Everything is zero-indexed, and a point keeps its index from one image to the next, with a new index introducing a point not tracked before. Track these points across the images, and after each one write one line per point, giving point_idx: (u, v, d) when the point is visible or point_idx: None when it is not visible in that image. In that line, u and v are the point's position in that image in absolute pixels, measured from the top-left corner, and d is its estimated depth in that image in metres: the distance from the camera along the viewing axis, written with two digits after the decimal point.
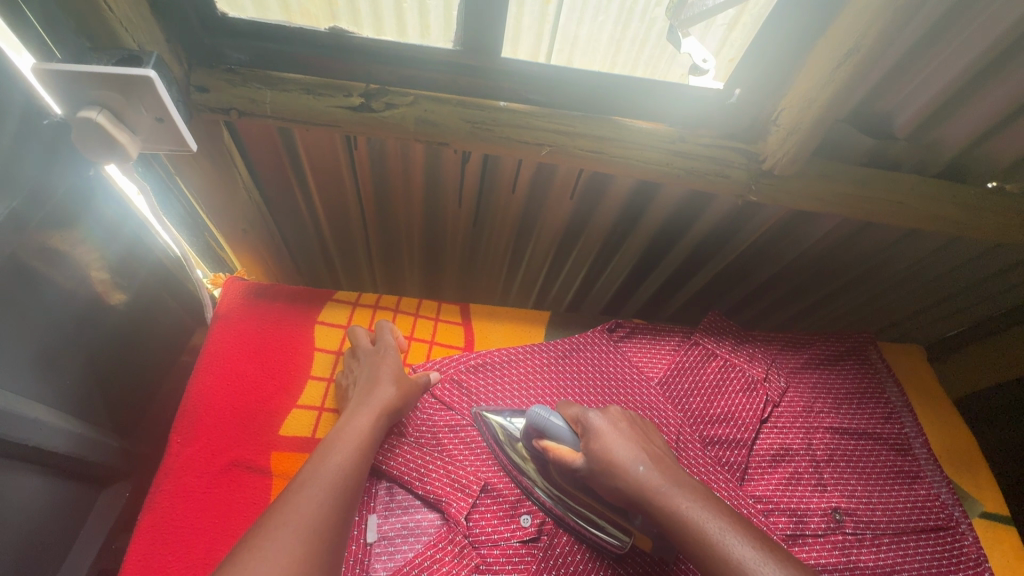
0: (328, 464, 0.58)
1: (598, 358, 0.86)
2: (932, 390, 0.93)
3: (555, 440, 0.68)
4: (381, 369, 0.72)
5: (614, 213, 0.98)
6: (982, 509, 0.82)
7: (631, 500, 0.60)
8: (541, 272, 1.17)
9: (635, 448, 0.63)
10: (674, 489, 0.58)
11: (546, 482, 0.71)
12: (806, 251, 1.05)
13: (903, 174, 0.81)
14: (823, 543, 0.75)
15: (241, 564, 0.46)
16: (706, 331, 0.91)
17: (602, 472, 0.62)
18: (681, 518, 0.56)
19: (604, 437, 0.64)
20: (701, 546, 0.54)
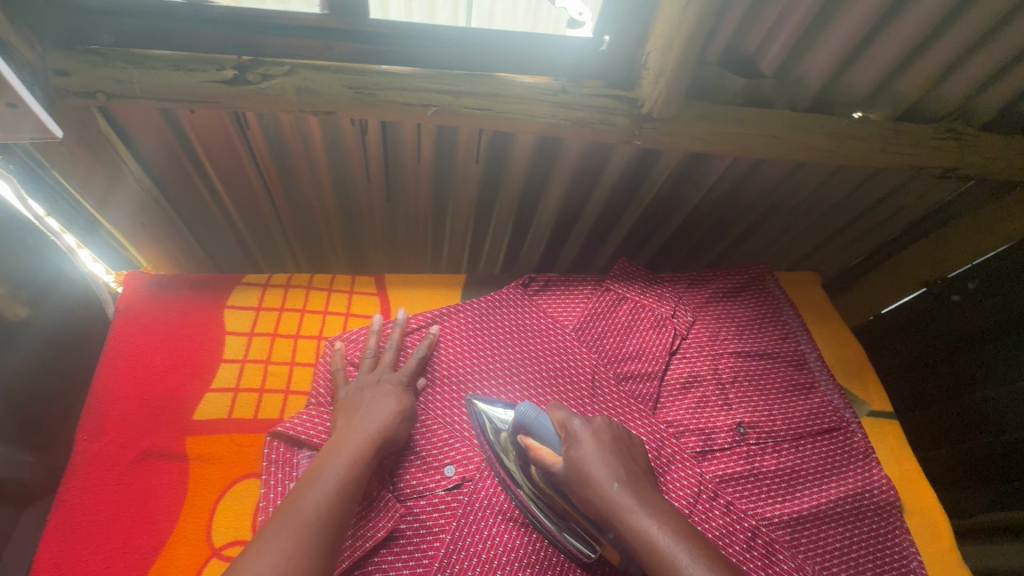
0: (319, 482, 0.58)
1: (515, 312, 0.88)
2: (827, 311, 1.01)
3: (537, 440, 0.67)
4: (386, 394, 0.71)
5: (523, 173, 1.00)
6: (870, 408, 0.90)
7: (600, 513, 0.61)
8: (466, 240, 1.19)
9: (612, 461, 0.63)
10: (643, 511, 0.59)
11: (531, 487, 0.71)
12: (709, 194, 1.11)
13: (776, 110, 0.88)
14: (729, 454, 0.81)
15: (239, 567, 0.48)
16: (616, 278, 0.95)
17: (574, 480, 0.63)
18: (648, 540, 0.57)
19: (584, 445, 0.64)
20: (667, 571, 0.55)
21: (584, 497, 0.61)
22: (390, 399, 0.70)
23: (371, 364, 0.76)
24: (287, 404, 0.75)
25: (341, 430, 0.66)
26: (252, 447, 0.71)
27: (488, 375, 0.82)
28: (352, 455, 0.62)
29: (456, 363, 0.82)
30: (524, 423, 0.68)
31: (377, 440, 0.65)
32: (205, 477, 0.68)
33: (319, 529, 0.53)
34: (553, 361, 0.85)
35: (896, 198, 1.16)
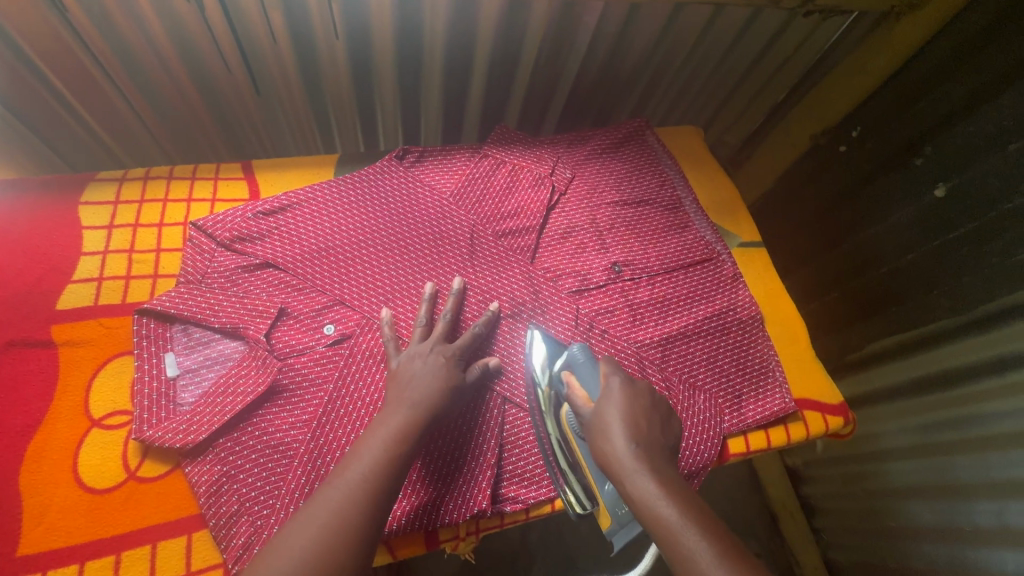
0: (361, 457, 0.60)
1: (390, 182, 0.88)
2: (705, 158, 1.05)
3: (577, 383, 0.74)
4: (436, 369, 0.70)
5: (393, 45, 0.98)
6: (739, 240, 0.97)
7: (612, 473, 0.63)
8: (357, 134, 1.18)
9: (634, 425, 0.66)
10: (646, 475, 0.60)
11: (557, 435, 0.76)
12: (590, 55, 1.11)
13: None
14: (605, 290, 0.86)
15: (281, 534, 0.53)
16: (494, 144, 0.96)
17: (596, 433, 0.67)
18: (650, 506, 0.58)
19: (613, 404, 0.68)
20: (661, 535, 0.56)
21: (601, 449, 0.65)
22: (438, 375, 0.69)
23: (423, 334, 0.75)
24: (156, 286, 0.75)
25: (388, 404, 0.66)
26: (121, 328, 0.71)
27: (367, 240, 0.83)
28: (391, 430, 0.62)
29: (331, 231, 0.82)
30: (574, 368, 0.76)
31: (418, 418, 0.64)
32: (75, 359, 0.69)
33: (359, 507, 0.55)
34: (432, 225, 0.86)
35: (783, 39, 1.22)
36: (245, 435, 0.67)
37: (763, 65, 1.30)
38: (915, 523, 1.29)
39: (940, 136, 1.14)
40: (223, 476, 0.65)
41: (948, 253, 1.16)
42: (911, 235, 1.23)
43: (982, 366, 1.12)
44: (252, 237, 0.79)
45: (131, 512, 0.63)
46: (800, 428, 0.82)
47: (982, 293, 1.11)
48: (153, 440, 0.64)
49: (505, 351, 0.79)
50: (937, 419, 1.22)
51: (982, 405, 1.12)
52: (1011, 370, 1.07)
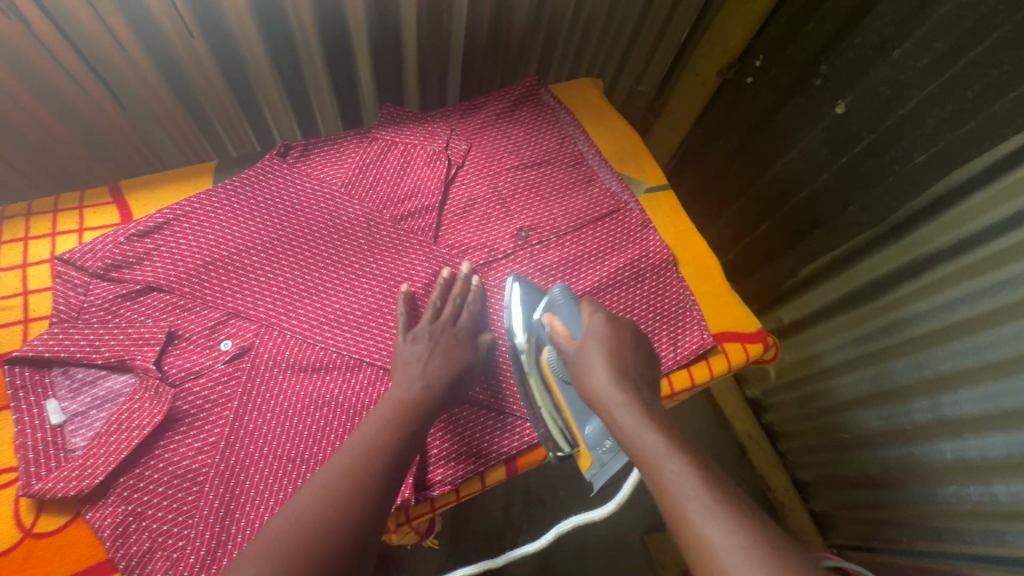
0: (365, 435, 0.63)
1: (274, 179, 0.84)
2: (603, 108, 1.03)
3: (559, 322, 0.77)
4: (442, 350, 0.73)
5: (258, 36, 0.93)
6: (645, 186, 0.96)
7: (595, 404, 0.67)
8: (249, 137, 1.12)
9: (616, 364, 0.69)
10: (625, 408, 0.64)
11: (536, 375, 0.78)
12: (476, 20, 1.08)
13: None
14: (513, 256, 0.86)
15: (292, 502, 0.57)
16: (382, 126, 0.93)
17: (578, 375, 0.71)
18: (633, 435, 0.61)
19: (595, 341, 0.71)
20: (643, 462, 0.59)
21: (585, 386, 0.69)
22: (442, 356, 0.72)
23: (434, 315, 0.77)
24: (29, 331, 0.70)
25: (395, 383, 0.69)
26: None
27: (256, 242, 0.79)
28: (386, 417, 0.65)
29: (216, 241, 0.78)
30: (555, 310, 0.79)
31: (430, 394, 0.68)
32: None
33: (366, 478, 0.59)
34: (326, 219, 0.83)
35: None
36: (149, 469, 0.64)
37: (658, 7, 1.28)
38: (865, 430, 1.34)
39: (833, 54, 1.15)
40: (128, 516, 0.62)
41: (856, 168, 1.19)
42: (822, 155, 1.25)
43: (902, 272, 1.15)
44: (129, 262, 0.74)
45: (31, 571, 0.59)
46: (722, 361, 0.83)
47: (892, 201, 1.14)
48: (43, 493, 0.60)
49: None
50: (870, 330, 1.26)
51: (906, 308, 1.16)
52: (926, 270, 1.11)
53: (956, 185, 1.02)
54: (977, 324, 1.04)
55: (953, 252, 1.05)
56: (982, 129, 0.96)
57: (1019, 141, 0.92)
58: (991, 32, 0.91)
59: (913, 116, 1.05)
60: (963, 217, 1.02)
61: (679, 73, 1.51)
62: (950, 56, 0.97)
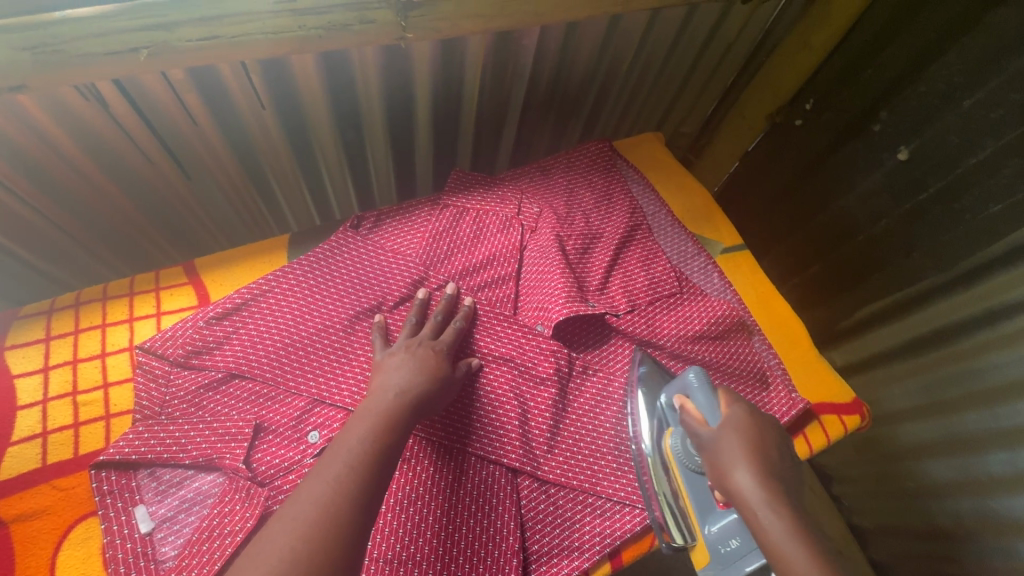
0: (349, 444, 0.57)
1: (349, 253, 0.82)
2: (671, 165, 1.02)
3: (693, 403, 0.67)
4: (421, 359, 0.69)
5: (327, 104, 0.92)
6: (721, 247, 0.94)
7: (714, 469, 0.58)
8: (304, 199, 1.10)
9: (754, 446, 0.57)
10: (731, 452, 0.57)
11: (659, 457, 0.73)
12: (538, 78, 1.07)
13: None
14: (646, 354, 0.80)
15: (268, 528, 0.50)
16: (452, 193, 0.92)
17: (711, 462, 0.59)
18: (755, 512, 0.52)
19: (733, 423, 0.59)
20: (747, 513, 0.53)
21: (697, 436, 0.62)
22: (423, 366, 0.68)
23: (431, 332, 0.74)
24: (111, 429, 0.67)
25: (371, 393, 0.65)
26: (79, 487, 0.63)
27: (335, 320, 0.76)
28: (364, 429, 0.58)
29: (295, 322, 0.75)
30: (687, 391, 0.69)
31: (404, 404, 0.63)
32: (31, 535, 0.60)
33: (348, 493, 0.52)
34: (403, 290, 0.80)
35: (723, 30, 1.19)
36: None
37: (711, 57, 1.27)
38: (934, 481, 1.28)
39: (895, 101, 1.13)
40: None
41: (922, 214, 1.16)
42: (882, 200, 1.22)
43: (975, 320, 1.12)
44: (209, 347, 0.71)
45: None
46: (819, 434, 0.79)
47: (962, 249, 1.12)
48: None
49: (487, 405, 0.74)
50: (939, 377, 1.22)
51: (981, 358, 1.12)
52: (1003, 319, 1.07)
53: None
54: None
55: None
56: None
57: None
58: None
59: (987, 165, 1.03)
60: None
61: (723, 117, 1.50)
62: None
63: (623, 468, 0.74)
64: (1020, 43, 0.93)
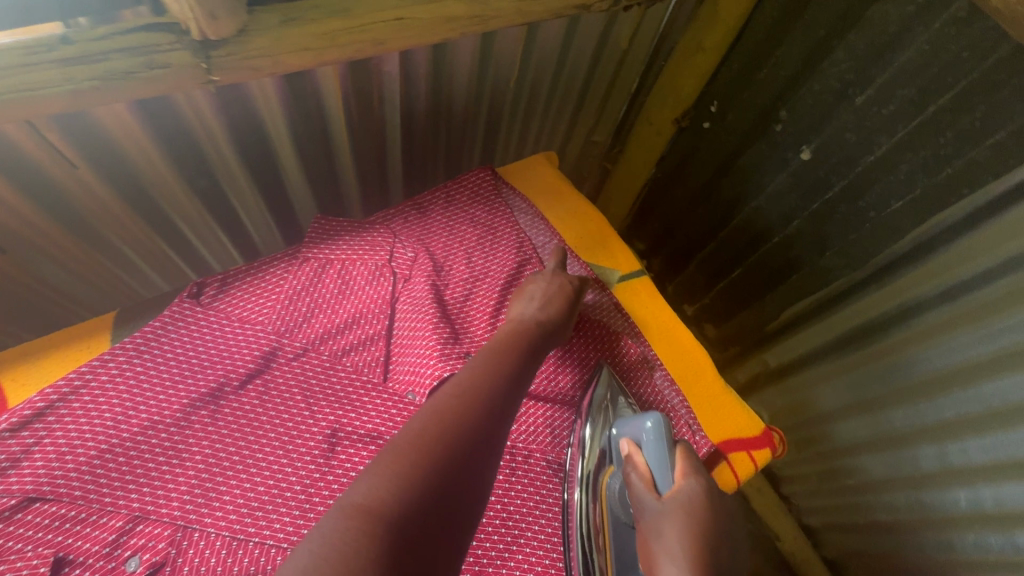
0: (471, 369, 0.57)
1: (185, 330, 0.72)
2: (562, 188, 0.95)
3: (642, 458, 0.65)
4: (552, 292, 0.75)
5: (160, 155, 0.80)
6: (617, 275, 0.88)
7: (644, 548, 0.58)
8: (169, 257, 0.99)
9: (693, 535, 0.55)
10: (662, 538, 0.56)
11: (589, 493, 0.70)
12: (412, 103, 0.98)
13: None
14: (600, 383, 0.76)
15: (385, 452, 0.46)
16: (314, 243, 0.83)
17: (642, 528, 0.60)
18: None
19: (676, 501, 0.59)
20: None
21: (637, 507, 0.62)
22: (559, 294, 0.75)
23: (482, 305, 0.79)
24: None
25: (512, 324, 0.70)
26: None
27: (165, 416, 0.66)
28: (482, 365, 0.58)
29: (117, 421, 0.65)
30: (638, 440, 0.66)
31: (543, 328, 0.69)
32: None
33: (449, 419, 0.50)
34: (252, 367, 0.72)
35: (613, 37, 1.11)
36: None
37: (605, 67, 1.21)
38: (870, 478, 1.21)
39: (791, 100, 1.07)
40: None
41: (829, 214, 1.11)
42: (791, 201, 1.17)
43: (889, 317, 1.07)
44: (6, 467, 0.60)
45: None
46: (727, 476, 0.74)
47: (871, 247, 1.06)
48: None
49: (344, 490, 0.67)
50: (866, 374, 1.15)
51: (904, 353, 1.05)
52: (916, 315, 1.02)
53: (939, 229, 0.94)
54: (976, 373, 0.94)
55: (945, 298, 0.96)
56: (960, 176, 0.89)
57: (1006, 183, 0.84)
58: (965, 75, 0.82)
59: (884, 162, 0.98)
60: (949, 263, 0.94)
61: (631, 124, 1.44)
62: (917, 103, 0.89)
63: (512, 545, 0.65)
64: (903, 39, 0.86)
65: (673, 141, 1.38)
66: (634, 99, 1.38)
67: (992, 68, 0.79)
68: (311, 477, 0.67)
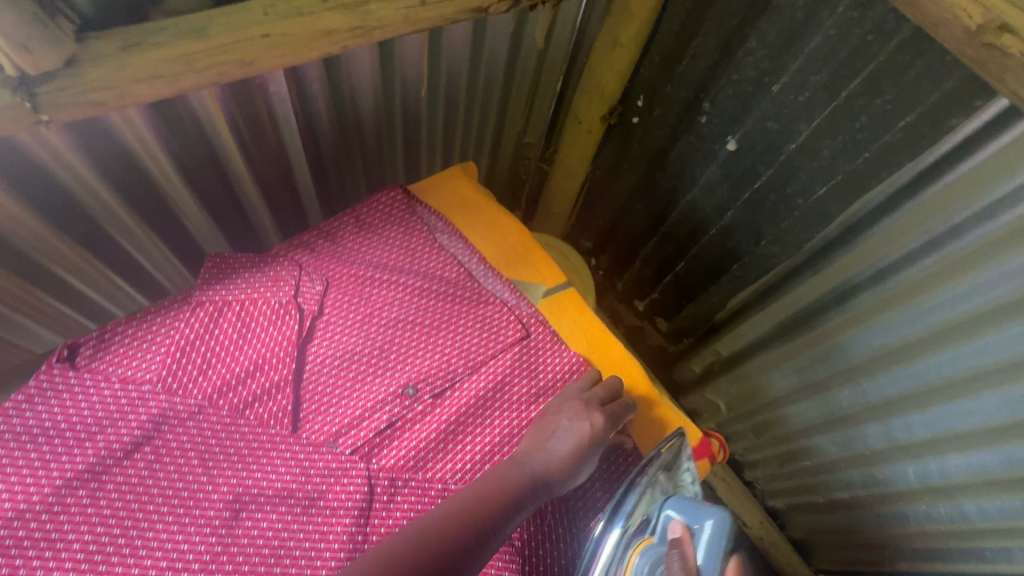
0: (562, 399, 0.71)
1: (59, 400, 0.64)
2: (478, 202, 0.90)
3: (693, 551, 0.55)
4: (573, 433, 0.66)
5: (17, 202, 0.71)
6: (543, 289, 0.83)
7: None
8: (63, 311, 0.90)
9: None
10: None
11: (615, 562, 0.58)
12: (313, 123, 0.92)
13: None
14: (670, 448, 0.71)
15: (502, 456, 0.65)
16: (208, 284, 0.74)
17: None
18: None
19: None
20: None
21: None
22: (580, 435, 0.65)
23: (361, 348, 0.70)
24: None
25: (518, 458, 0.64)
26: None
27: (35, 502, 0.58)
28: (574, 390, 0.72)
29: None
30: (695, 527, 0.57)
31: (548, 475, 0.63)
32: None
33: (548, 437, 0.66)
34: (136, 434, 0.63)
35: (527, 38, 1.07)
36: None
37: (525, 68, 1.17)
38: (824, 460, 1.21)
39: (712, 91, 1.05)
40: None
41: (759, 203, 1.10)
42: (723, 191, 1.16)
43: (827, 301, 1.05)
44: None
45: None
46: None
47: (803, 232, 1.05)
48: None
49: (254, 559, 0.58)
50: (808, 359, 1.14)
51: (839, 337, 1.04)
52: (852, 299, 1.00)
53: (864, 212, 0.93)
54: (910, 353, 0.93)
55: (874, 280, 0.95)
56: (878, 159, 0.88)
57: (919, 165, 0.83)
58: (870, 58, 0.81)
59: (806, 149, 0.97)
60: (877, 244, 0.92)
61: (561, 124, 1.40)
62: (830, 89, 0.88)
63: None
64: (811, 25, 0.85)
65: (604, 138, 1.35)
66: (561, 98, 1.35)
67: (896, 49, 0.78)
68: (214, 549, 0.58)
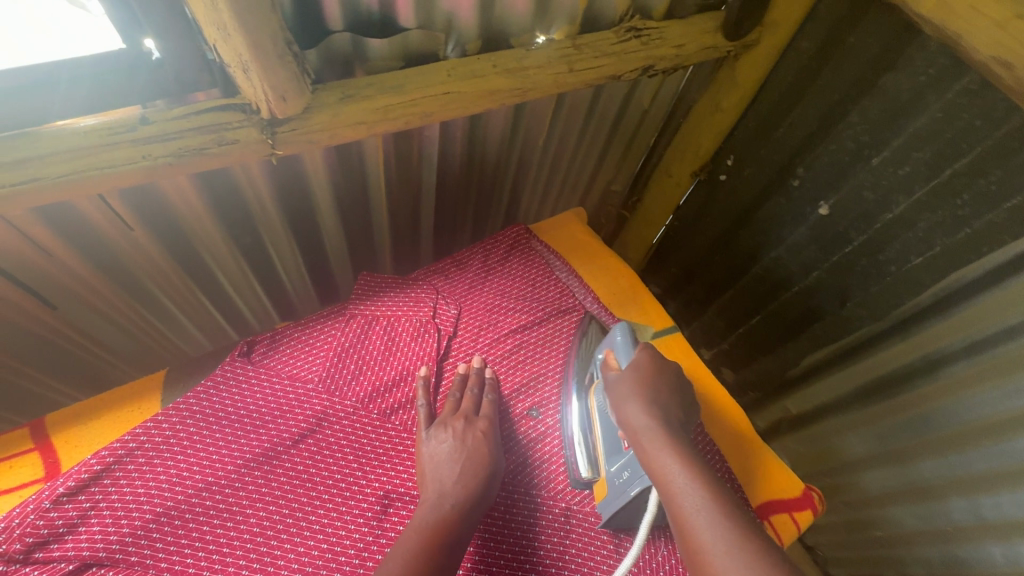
0: (431, 500, 0.63)
1: (239, 389, 0.73)
2: (592, 246, 0.98)
3: (615, 355, 0.74)
4: (468, 450, 0.68)
5: (212, 216, 0.83)
6: (652, 331, 0.89)
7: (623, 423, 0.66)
8: (212, 312, 1.02)
9: (657, 407, 0.65)
10: (664, 446, 0.61)
11: (584, 406, 0.77)
12: (447, 166, 1.02)
13: (426, 65, 0.75)
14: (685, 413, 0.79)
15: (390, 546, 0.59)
16: (360, 298, 0.84)
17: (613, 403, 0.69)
18: (699, 528, 0.53)
19: (635, 375, 0.69)
20: (676, 502, 0.56)
21: (624, 413, 0.65)
22: (475, 464, 0.67)
23: (454, 409, 0.73)
24: None
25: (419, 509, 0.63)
26: None
27: (220, 477, 0.67)
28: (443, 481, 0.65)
29: (176, 483, 0.66)
30: (614, 346, 0.76)
31: (462, 509, 0.62)
32: None
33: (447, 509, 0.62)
34: (303, 426, 0.71)
35: (634, 99, 1.16)
36: None
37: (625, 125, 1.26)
38: (900, 531, 1.18)
39: (808, 158, 1.11)
40: None
41: (848, 267, 1.13)
42: (811, 253, 1.19)
43: (915, 369, 1.06)
44: (59, 535, 0.62)
45: None
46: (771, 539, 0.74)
47: (892, 299, 1.07)
48: None
49: None
50: (891, 426, 1.14)
51: (927, 405, 1.05)
52: (943, 368, 1.01)
53: (961, 285, 0.96)
54: (1005, 429, 0.93)
55: (967, 351, 0.96)
56: (978, 236, 0.91)
57: (1022, 246, 0.86)
58: (976, 143, 0.86)
59: (902, 221, 1.00)
60: (975, 317, 0.94)
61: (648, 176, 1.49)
62: (932, 166, 0.92)
63: None
64: (916, 106, 0.90)
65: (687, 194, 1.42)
66: (653, 153, 1.44)
67: (1005, 136, 0.82)
68: (366, 540, 0.65)
